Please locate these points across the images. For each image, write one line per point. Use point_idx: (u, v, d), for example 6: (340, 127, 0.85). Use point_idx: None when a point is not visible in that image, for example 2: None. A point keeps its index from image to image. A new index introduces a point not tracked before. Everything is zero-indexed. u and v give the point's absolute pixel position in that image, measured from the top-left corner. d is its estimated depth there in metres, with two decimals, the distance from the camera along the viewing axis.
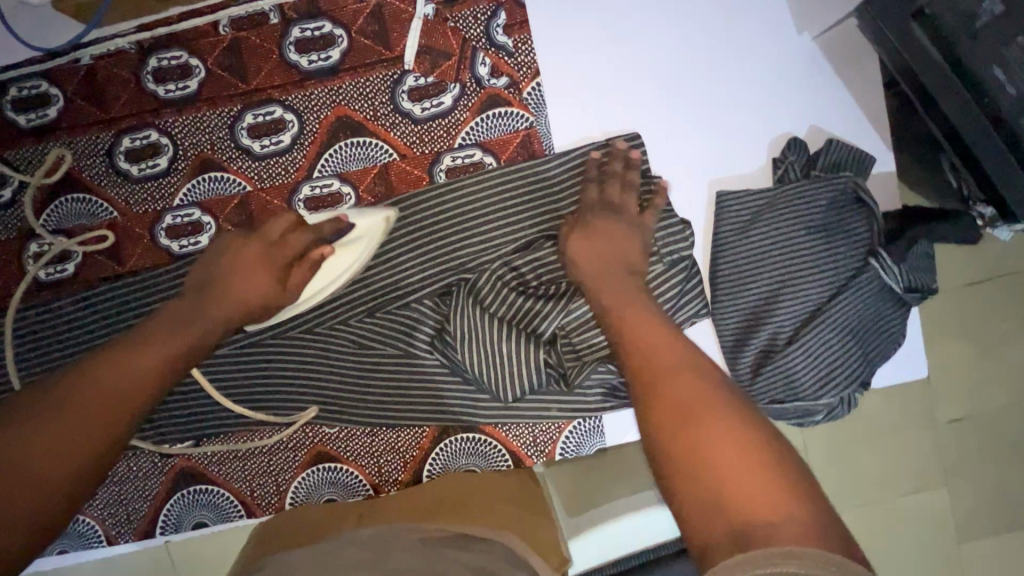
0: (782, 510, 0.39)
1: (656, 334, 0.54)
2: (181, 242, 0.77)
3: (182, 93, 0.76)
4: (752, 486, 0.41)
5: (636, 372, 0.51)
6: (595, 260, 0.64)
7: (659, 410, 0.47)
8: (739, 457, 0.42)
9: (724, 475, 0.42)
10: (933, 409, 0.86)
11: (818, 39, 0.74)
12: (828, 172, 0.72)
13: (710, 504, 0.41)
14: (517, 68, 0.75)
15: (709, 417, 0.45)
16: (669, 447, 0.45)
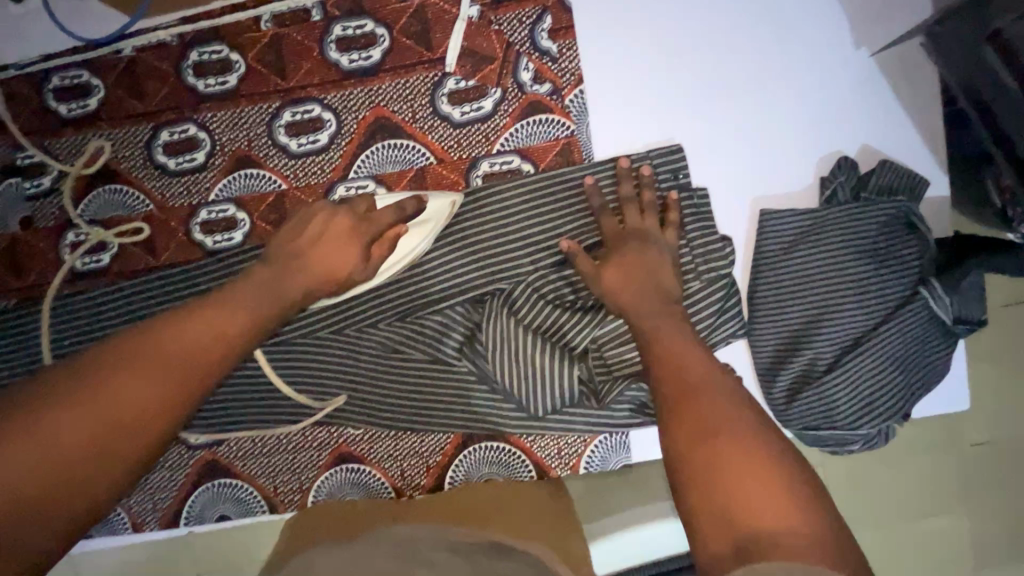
0: (795, 528, 0.39)
1: (686, 352, 0.55)
2: (215, 238, 0.77)
3: (221, 87, 0.75)
4: (768, 504, 0.41)
5: (664, 385, 0.52)
6: (632, 284, 0.64)
7: (680, 421, 0.48)
8: (754, 473, 0.43)
9: (737, 489, 0.42)
10: (962, 434, 0.84)
11: (876, 55, 0.71)
12: (878, 194, 0.70)
13: (714, 511, 0.42)
14: (560, 75, 0.73)
15: (727, 432, 0.46)
16: (687, 456, 0.46)
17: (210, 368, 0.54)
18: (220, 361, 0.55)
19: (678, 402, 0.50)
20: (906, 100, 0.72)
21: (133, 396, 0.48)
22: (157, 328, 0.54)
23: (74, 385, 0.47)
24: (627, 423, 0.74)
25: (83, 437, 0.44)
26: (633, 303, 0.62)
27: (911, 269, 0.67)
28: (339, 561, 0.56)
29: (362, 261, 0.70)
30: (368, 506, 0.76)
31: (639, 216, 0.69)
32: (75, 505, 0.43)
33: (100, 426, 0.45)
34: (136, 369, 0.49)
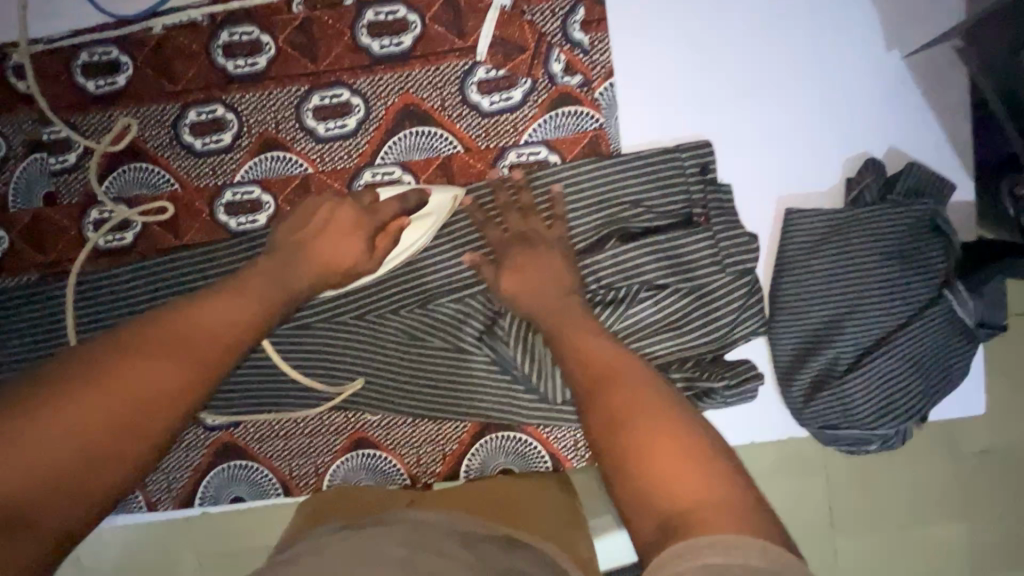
0: (717, 499, 0.38)
1: (601, 340, 0.54)
2: (240, 219, 0.77)
3: (251, 69, 0.75)
4: (697, 481, 0.40)
5: (587, 376, 0.50)
6: None
7: (599, 411, 0.46)
8: (673, 450, 0.42)
9: (662, 468, 0.41)
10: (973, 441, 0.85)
11: (907, 59, 0.71)
12: (906, 197, 0.70)
13: (642, 500, 0.41)
14: (591, 67, 0.73)
15: (643, 412, 0.45)
16: (614, 446, 0.44)
17: (230, 347, 0.53)
18: (241, 341, 0.54)
19: (596, 391, 0.48)
20: (935, 104, 0.72)
21: (153, 376, 0.48)
22: (181, 308, 0.54)
23: (96, 363, 0.47)
24: None
25: (104, 416, 0.45)
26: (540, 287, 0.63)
27: (937, 273, 0.67)
28: (337, 539, 0.54)
29: (387, 247, 0.70)
30: (377, 493, 0.75)
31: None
32: (94, 484, 0.43)
33: (120, 404, 0.46)
34: (158, 349, 0.49)
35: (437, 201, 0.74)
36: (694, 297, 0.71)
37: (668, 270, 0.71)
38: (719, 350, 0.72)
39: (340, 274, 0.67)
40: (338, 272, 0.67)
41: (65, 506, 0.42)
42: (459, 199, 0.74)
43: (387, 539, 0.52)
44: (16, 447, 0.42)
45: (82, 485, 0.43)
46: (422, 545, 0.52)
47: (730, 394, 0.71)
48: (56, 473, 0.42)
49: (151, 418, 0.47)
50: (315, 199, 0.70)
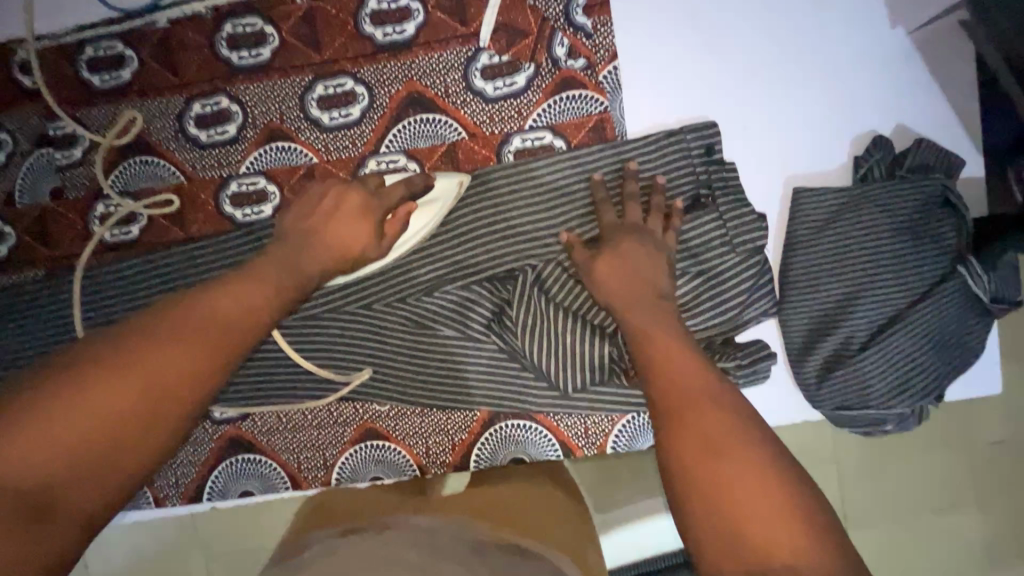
0: (802, 555, 0.40)
1: (681, 373, 0.54)
2: (245, 211, 0.78)
3: (255, 60, 0.75)
4: (774, 529, 0.41)
5: (671, 405, 0.51)
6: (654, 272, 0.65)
7: (685, 444, 0.48)
8: (766, 507, 0.43)
9: (743, 512, 0.43)
10: (972, 427, 0.85)
11: (914, 35, 0.70)
12: (914, 173, 0.69)
13: (724, 536, 0.42)
14: (595, 51, 0.73)
15: (734, 459, 0.46)
16: (694, 483, 0.46)
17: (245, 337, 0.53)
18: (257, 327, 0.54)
19: (679, 431, 0.49)
20: (943, 80, 0.71)
21: (170, 363, 0.47)
22: (194, 296, 0.53)
23: (113, 350, 0.47)
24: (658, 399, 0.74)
25: (123, 403, 0.44)
26: (620, 296, 0.64)
27: (949, 248, 0.67)
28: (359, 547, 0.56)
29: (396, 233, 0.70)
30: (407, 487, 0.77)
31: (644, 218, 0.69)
32: (111, 473, 0.43)
33: (140, 392, 0.45)
34: (176, 336, 0.49)
35: (442, 187, 0.75)
36: (704, 278, 0.70)
37: (678, 253, 0.70)
38: (730, 332, 0.71)
39: (350, 261, 0.67)
40: (347, 258, 0.67)
41: (79, 495, 0.41)
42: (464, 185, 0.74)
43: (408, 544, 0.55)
44: (35, 437, 0.41)
45: (102, 473, 0.43)
46: (449, 551, 0.53)
47: (742, 375, 0.70)
48: (79, 462, 0.42)
49: (168, 405, 0.46)
50: (321, 185, 0.70)
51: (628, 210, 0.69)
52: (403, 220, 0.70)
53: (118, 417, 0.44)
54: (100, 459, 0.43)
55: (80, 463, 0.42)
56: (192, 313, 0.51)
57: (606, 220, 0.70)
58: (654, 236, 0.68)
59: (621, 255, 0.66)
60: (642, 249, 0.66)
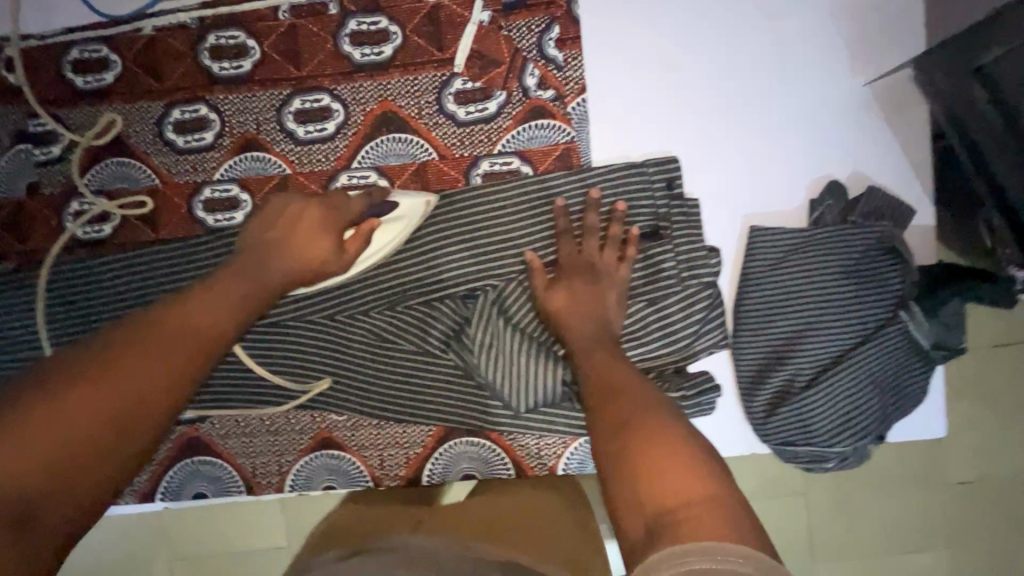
0: (705, 505, 0.41)
1: (624, 384, 0.58)
2: (217, 216, 0.79)
3: (235, 72, 0.77)
4: (678, 486, 0.44)
5: (599, 404, 0.56)
6: (607, 305, 0.69)
7: (605, 431, 0.52)
8: (672, 468, 0.45)
9: (664, 485, 0.44)
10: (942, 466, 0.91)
11: (871, 86, 0.73)
12: (865, 219, 0.72)
13: (637, 500, 0.45)
14: (564, 83, 0.75)
15: (660, 449, 0.47)
16: (621, 475, 0.47)
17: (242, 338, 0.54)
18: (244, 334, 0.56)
19: (614, 428, 0.52)
20: (898, 130, 0.73)
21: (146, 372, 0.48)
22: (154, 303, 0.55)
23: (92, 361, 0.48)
24: None
25: (100, 408, 0.45)
26: (575, 328, 0.67)
27: (893, 294, 0.69)
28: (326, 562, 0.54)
29: (359, 247, 0.72)
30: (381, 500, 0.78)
31: (600, 249, 0.72)
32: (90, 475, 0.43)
33: (118, 397, 0.46)
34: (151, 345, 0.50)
35: (408, 205, 0.76)
36: (656, 308, 0.72)
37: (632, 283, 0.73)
38: (681, 362, 0.73)
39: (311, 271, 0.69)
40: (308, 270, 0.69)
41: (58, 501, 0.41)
42: (431, 206, 0.76)
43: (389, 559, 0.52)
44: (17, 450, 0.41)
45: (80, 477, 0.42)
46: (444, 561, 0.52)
47: (689, 403, 0.73)
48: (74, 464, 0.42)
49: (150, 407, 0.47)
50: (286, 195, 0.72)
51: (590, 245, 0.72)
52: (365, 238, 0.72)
53: (97, 422, 0.44)
54: (78, 464, 0.43)
55: (60, 468, 0.42)
56: (178, 319, 0.54)
57: (565, 252, 0.72)
58: (604, 272, 0.71)
59: (579, 288, 0.69)
60: (594, 283, 0.70)
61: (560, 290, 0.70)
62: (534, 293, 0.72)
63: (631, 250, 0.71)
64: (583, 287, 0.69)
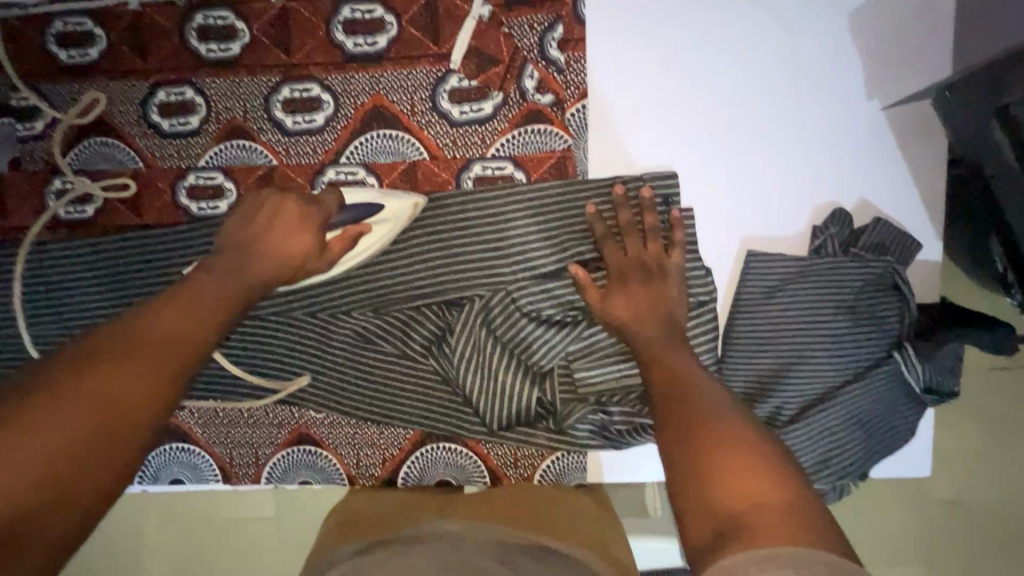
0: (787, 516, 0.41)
1: (692, 383, 0.55)
2: (200, 204, 0.77)
3: (223, 54, 0.74)
4: (755, 493, 0.43)
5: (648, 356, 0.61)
6: (645, 307, 0.65)
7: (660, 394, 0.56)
8: (746, 473, 0.45)
9: (733, 485, 0.44)
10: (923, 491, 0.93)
11: (888, 110, 0.69)
12: (868, 252, 0.69)
13: (709, 500, 0.44)
14: (565, 87, 0.72)
15: (737, 452, 0.47)
16: (683, 462, 0.48)
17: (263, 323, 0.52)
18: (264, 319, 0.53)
19: (675, 404, 0.54)
20: (912, 159, 0.70)
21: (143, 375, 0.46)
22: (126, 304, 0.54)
23: (80, 376, 0.44)
24: (585, 445, 0.74)
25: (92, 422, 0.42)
26: (645, 331, 0.63)
27: (888, 333, 0.67)
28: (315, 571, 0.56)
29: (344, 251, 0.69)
30: (396, 492, 0.78)
31: (644, 245, 0.69)
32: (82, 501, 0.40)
33: (107, 411, 0.43)
34: (140, 351, 0.47)
35: (396, 206, 0.73)
36: None
37: None
38: None
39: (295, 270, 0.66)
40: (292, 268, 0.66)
41: (53, 532, 0.38)
42: (419, 208, 0.72)
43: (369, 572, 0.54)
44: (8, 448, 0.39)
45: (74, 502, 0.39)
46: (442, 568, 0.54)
47: None
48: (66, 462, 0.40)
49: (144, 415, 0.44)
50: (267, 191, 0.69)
51: (647, 246, 0.69)
52: (353, 240, 0.69)
53: (89, 439, 0.41)
54: (73, 487, 0.39)
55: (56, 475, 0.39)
56: (168, 313, 0.52)
57: (611, 256, 0.69)
58: (665, 275, 0.68)
59: (636, 288, 0.66)
60: (651, 288, 0.67)
61: (619, 292, 0.67)
62: (589, 306, 0.69)
63: (678, 253, 0.69)
64: (643, 288, 0.66)
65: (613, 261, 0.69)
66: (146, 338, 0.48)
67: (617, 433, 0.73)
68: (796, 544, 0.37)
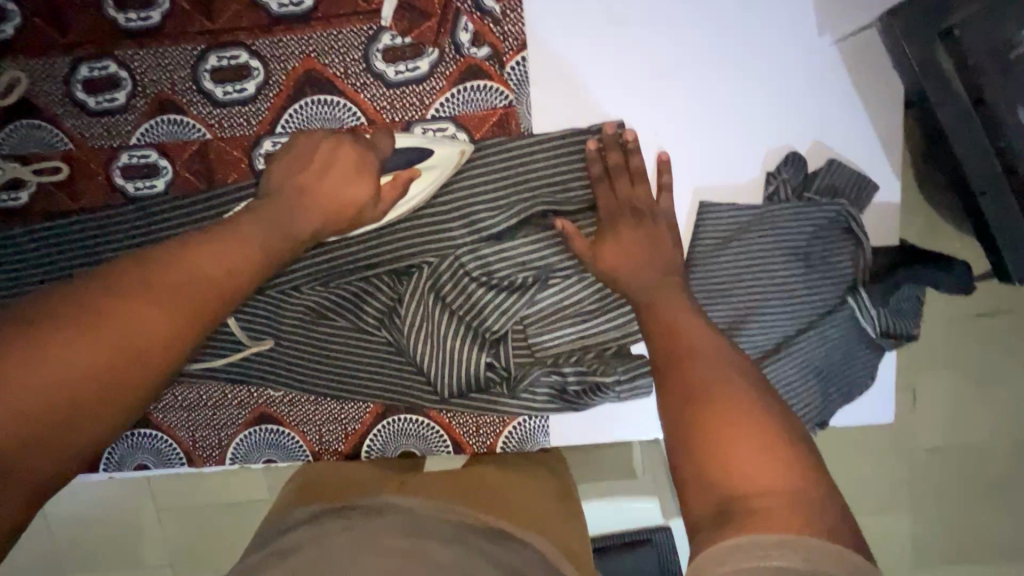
0: (796, 497, 0.39)
1: (699, 344, 0.52)
2: (137, 184, 0.75)
3: (144, 23, 0.71)
4: (764, 469, 0.41)
5: (653, 313, 0.58)
6: (628, 262, 0.64)
7: (666, 353, 0.53)
8: (754, 448, 0.42)
9: (739, 468, 0.41)
10: (902, 436, 0.97)
11: (840, 45, 0.66)
12: (822, 195, 0.67)
13: (711, 475, 0.42)
14: (502, 39, 0.68)
15: (746, 423, 0.44)
16: (687, 430, 0.46)
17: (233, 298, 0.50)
18: (236, 292, 0.52)
19: (677, 363, 0.51)
20: (868, 96, 0.67)
21: (145, 328, 0.45)
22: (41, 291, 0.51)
23: (80, 308, 0.43)
24: (545, 408, 0.73)
25: (93, 366, 0.42)
26: (642, 289, 0.62)
27: (843, 278, 0.66)
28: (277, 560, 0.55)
29: (394, 198, 0.68)
30: (364, 464, 0.78)
31: (632, 187, 0.68)
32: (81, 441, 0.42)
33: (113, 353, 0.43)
34: (149, 295, 0.47)
35: (441, 153, 0.69)
36: (595, 293, 0.70)
37: (566, 261, 0.70)
38: (622, 342, 0.72)
39: (343, 221, 0.66)
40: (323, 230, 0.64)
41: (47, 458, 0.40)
42: (466, 155, 0.69)
43: (329, 555, 0.53)
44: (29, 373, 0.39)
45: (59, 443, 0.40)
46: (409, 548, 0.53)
47: (623, 389, 0.70)
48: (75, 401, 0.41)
49: (141, 371, 0.44)
50: (293, 148, 0.67)
51: (605, 202, 0.68)
52: (404, 185, 0.68)
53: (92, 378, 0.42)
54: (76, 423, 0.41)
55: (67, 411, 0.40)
56: (190, 261, 0.50)
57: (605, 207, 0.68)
58: (645, 229, 0.66)
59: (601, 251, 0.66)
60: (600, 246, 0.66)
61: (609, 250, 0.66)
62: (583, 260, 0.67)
63: (634, 209, 0.67)
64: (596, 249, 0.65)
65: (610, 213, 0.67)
66: (166, 281, 0.48)
67: (574, 395, 0.72)
68: (801, 535, 0.36)
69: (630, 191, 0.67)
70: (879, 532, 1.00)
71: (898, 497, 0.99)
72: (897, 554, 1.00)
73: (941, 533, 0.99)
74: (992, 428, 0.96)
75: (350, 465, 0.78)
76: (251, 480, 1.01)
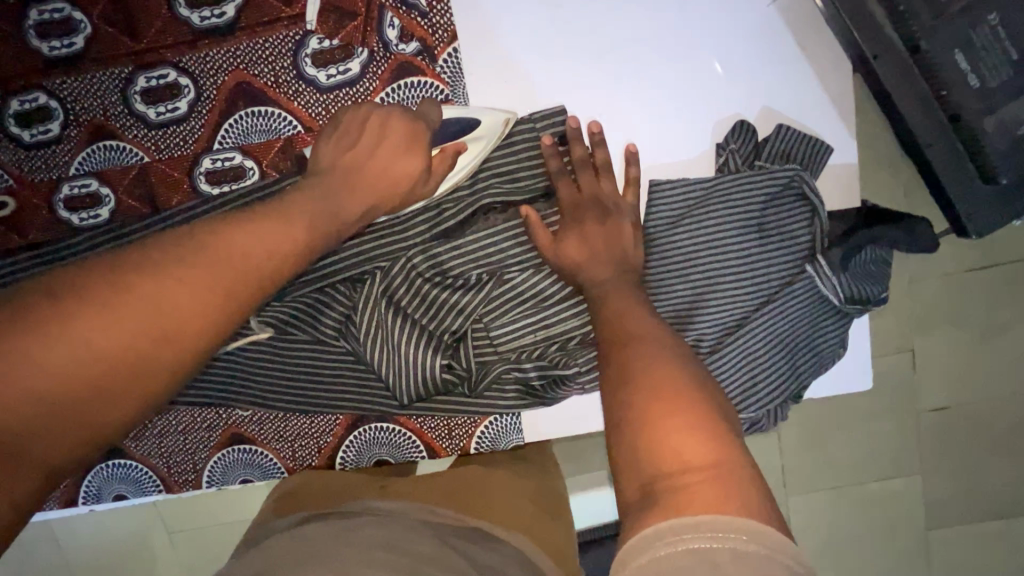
0: (725, 480, 0.38)
1: (641, 334, 0.52)
2: (81, 215, 0.73)
3: (68, 51, 0.69)
4: (694, 449, 0.41)
5: (603, 306, 0.58)
6: (581, 250, 0.63)
7: (611, 342, 0.53)
8: (683, 428, 0.42)
9: (665, 446, 0.41)
10: (892, 401, 0.95)
11: (779, 4, 0.63)
12: (774, 163, 0.65)
13: (643, 456, 0.42)
14: (431, 32, 0.67)
15: (678, 405, 0.44)
16: (624, 416, 0.45)
17: None
18: None
19: (620, 352, 0.51)
20: (813, 56, 0.64)
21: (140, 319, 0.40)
22: None
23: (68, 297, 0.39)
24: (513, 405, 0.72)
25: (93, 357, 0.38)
26: (597, 277, 0.61)
27: (803, 246, 0.64)
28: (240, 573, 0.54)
29: (443, 172, 0.65)
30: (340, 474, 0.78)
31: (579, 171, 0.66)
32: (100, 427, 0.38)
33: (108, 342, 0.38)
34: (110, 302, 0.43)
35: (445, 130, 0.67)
36: (552, 284, 0.69)
37: (519, 254, 0.69)
38: (585, 332, 0.70)
39: None
40: None
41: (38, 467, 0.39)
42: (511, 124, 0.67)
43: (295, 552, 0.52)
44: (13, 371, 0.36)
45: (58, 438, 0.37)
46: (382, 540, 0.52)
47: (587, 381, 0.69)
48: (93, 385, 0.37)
49: (158, 357, 0.40)
50: None
51: (559, 192, 0.66)
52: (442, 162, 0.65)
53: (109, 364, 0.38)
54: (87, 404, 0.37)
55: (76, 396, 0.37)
56: None
57: (564, 195, 0.65)
58: (595, 213, 0.64)
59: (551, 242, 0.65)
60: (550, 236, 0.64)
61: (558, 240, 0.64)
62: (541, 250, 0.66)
63: (584, 194, 0.65)
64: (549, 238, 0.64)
65: (567, 199, 0.65)
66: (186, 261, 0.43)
67: (540, 387, 0.71)
68: (721, 513, 0.36)
69: (580, 175, 0.65)
70: (876, 499, 0.98)
71: (892, 462, 0.97)
72: (901, 520, 0.99)
73: (939, 495, 0.98)
74: (987, 384, 0.94)
75: (325, 473, 0.77)
76: (243, 501, 1.00)
